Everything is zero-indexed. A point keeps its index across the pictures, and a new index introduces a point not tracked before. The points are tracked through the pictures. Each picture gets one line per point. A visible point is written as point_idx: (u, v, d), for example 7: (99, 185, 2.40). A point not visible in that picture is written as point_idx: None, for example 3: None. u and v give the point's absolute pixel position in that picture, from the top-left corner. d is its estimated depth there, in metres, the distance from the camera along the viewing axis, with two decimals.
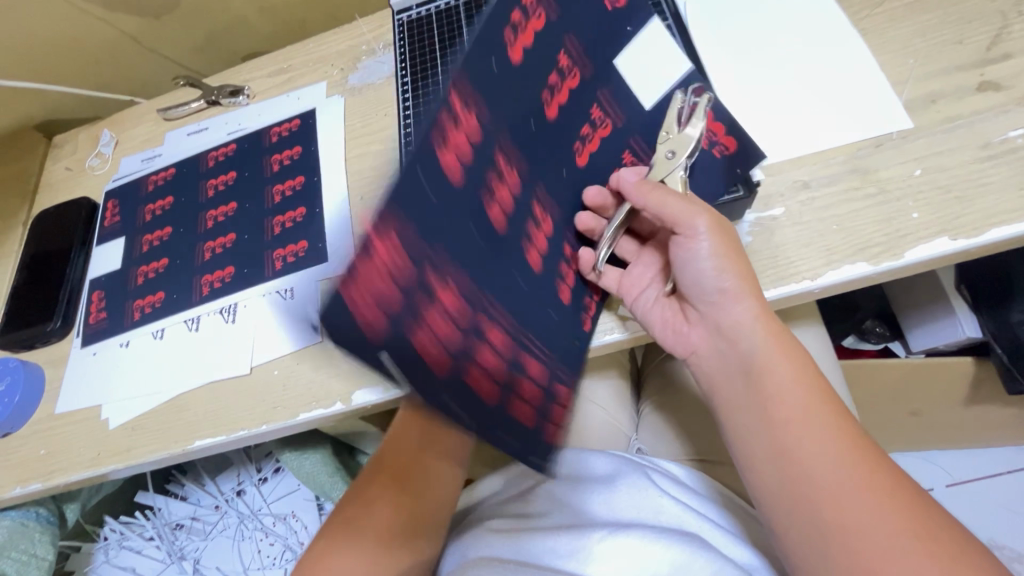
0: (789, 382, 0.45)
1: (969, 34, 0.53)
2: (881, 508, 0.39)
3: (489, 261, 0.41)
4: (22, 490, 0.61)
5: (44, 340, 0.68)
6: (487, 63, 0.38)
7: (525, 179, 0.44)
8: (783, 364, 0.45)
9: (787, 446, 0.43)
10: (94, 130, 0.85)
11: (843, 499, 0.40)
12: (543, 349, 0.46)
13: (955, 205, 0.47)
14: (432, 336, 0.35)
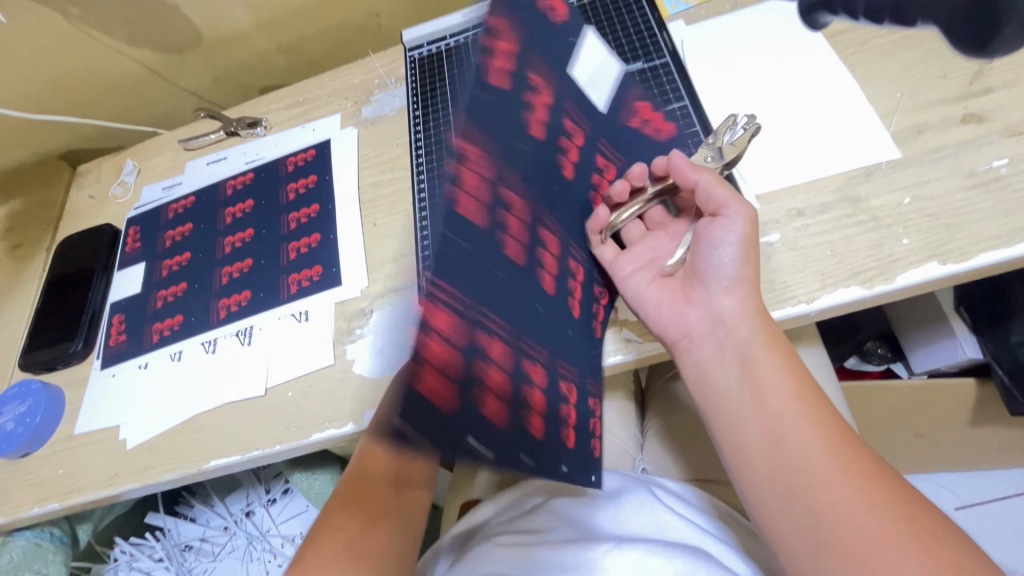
0: (779, 380, 0.45)
1: (953, 69, 0.56)
2: (872, 503, 0.39)
3: (510, 289, 0.46)
4: (40, 509, 0.62)
5: (65, 362, 0.70)
6: (484, 107, 0.46)
7: (532, 206, 0.49)
8: (767, 363, 0.46)
9: (782, 438, 0.43)
10: (117, 159, 0.89)
11: (835, 498, 0.40)
12: (568, 366, 0.49)
13: (943, 232, 0.49)
14: (441, 343, 0.38)
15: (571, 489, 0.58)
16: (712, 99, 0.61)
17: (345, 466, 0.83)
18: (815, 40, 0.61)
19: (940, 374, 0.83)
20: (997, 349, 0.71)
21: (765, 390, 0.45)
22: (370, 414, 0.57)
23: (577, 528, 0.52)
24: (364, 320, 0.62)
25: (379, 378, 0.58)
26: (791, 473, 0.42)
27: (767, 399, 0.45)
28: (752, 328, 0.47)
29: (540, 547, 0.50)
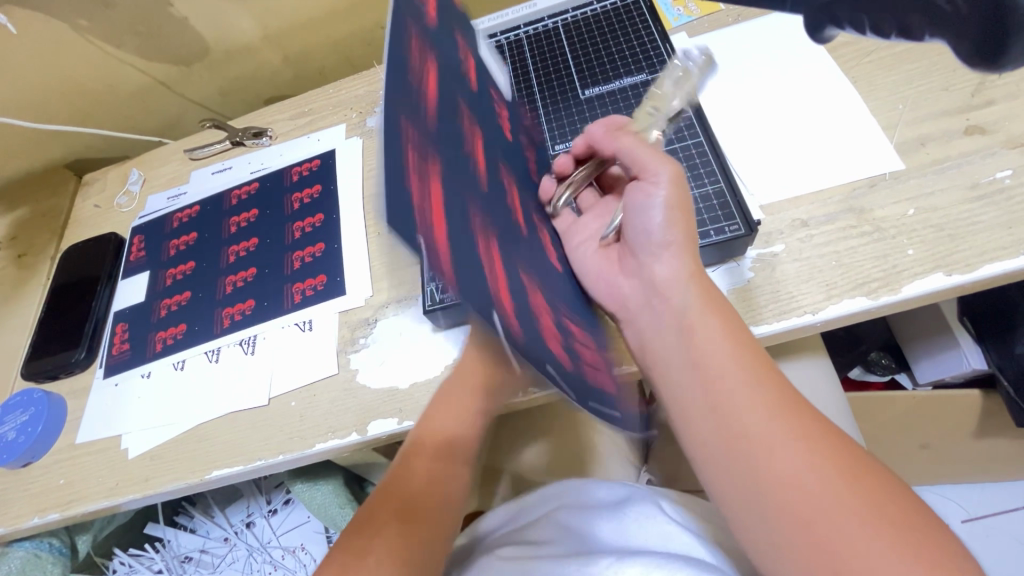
0: (724, 339, 0.41)
1: (954, 82, 0.57)
2: (830, 462, 0.35)
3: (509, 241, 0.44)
4: (40, 520, 0.62)
5: (68, 371, 0.70)
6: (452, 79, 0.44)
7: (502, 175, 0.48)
8: (707, 320, 0.42)
9: (726, 403, 0.39)
10: (123, 169, 0.90)
11: (798, 464, 0.35)
12: (568, 311, 0.47)
13: (947, 243, 0.50)
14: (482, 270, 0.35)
15: (570, 500, 0.57)
16: (715, 111, 0.61)
17: (347, 477, 0.82)
18: (817, 52, 0.62)
19: (945, 386, 0.83)
20: (1002, 360, 0.71)
21: (710, 350, 0.40)
22: (374, 424, 0.56)
23: (577, 541, 0.51)
24: (368, 330, 0.62)
25: (381, 388, 0.58)
26: (749, 440, 0.37)
27: (714, 362, 0.40)
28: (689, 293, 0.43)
29: (540, 560, 0.49)
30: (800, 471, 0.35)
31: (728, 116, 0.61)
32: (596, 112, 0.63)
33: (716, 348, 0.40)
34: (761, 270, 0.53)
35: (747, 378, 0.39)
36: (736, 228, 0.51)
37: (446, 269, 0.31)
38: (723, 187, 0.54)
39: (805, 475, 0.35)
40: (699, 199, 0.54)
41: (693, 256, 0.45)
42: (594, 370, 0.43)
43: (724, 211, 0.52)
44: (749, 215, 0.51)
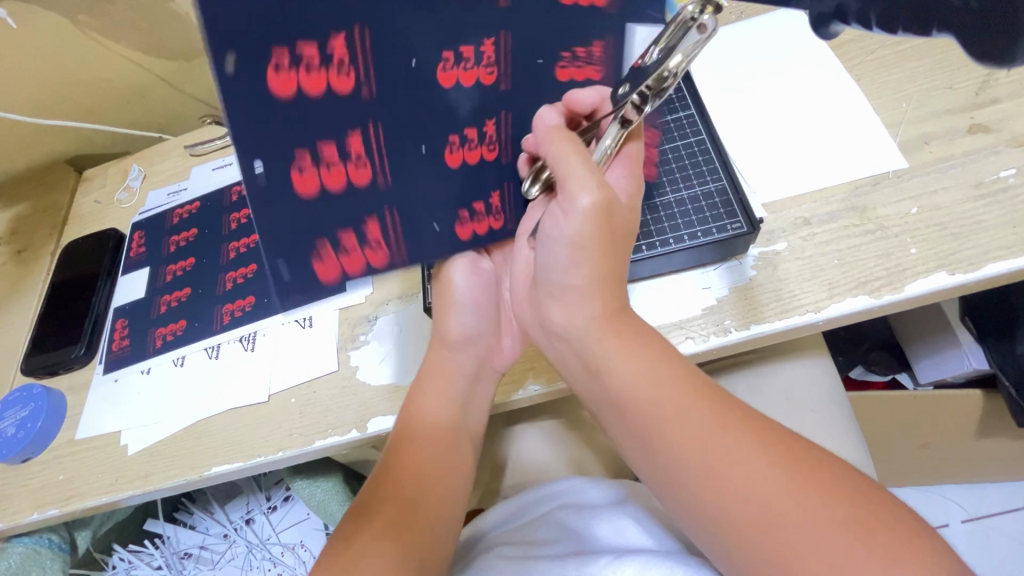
0: (640, 365, 0.43)
1: (958, 80, 0.56)
2: (763, 459, 0.37)
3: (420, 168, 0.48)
4: (39, 515, 0.62)
5: (68, 367, 0.70)
6: (528, 55, 0.45)
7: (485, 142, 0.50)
8: (619, 355, 0.44)
9: (652, 435, 0.41)
10: (123, 165, 0.89)
11: (738, 476, 0.37)
12: (396, 239, 0.52)
13: (950, 241, 0.49)
14: (342, 138, 0.42)
15: (569, 500, 0.57)
16: (717, 108, 0.61)
17: (347, 475, 0.82)
18: (821, 50, 0.62)
19: (946, 386, 0.83)
20: (1003, 360, 0.71)
21: (631, 383, 0.43)
22: (374, 421, 0.57)
23: (575, 541, 0.51)
24: (368, 327, 0.62)
25: (381, 385, 0.58)
26: (679, 473, 0.40)
27: (636, 398, 0.42)
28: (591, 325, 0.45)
29: (540, 560, 0.49)
30: (735, 476, 0.37)
31: (729, 114, 0.60)
32: None
33: (627, 381, 0.43)
34: (763, 268, 0.52)
35: (671, 406, 0.41)
36: (738, 226, 0.51)
37: (257, 138, 0.39)
38: (725, 185, 0.53)
39: (742, 480, 0.37)
40: (700, 196, 0.53)
41: (602, 292, 0.46)
42: (346, 258, 0.51)
43: (726, 209, 0.52)
44: (751, 213, 0.51)
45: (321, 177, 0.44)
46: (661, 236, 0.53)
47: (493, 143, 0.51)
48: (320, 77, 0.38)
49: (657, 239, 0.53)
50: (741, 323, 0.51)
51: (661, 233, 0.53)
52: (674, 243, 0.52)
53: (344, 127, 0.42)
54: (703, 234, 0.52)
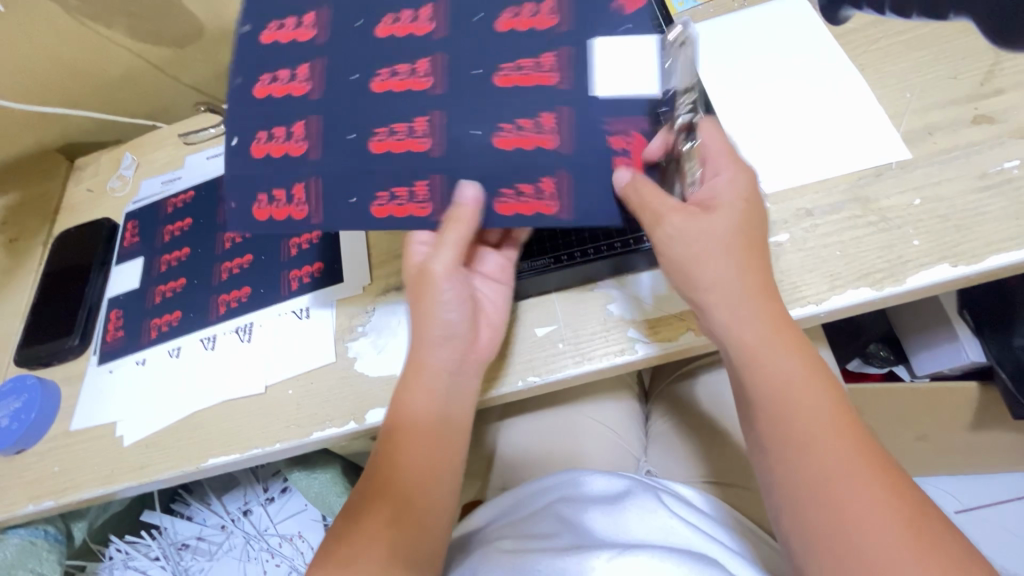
0: (792, 369, 0.41)
1: (963, 70, 0.56)
2: (888, 514, 0.36)
3: (347, 110, 0.50)
4: (35, 507, 0.61)
5: (62, 357, 0.69)
6: (469, 16, 0.49)
7: (410, 113, 0.49)
8: (769, 349, 0.42)
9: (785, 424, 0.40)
10: (116, 153, 0.88)
11: (854, 504, 0.36)
12: (305, 184, 0.50)
13: (953, 233, 0.49)
14: (297, 75, 0.51)
15: (569, 493, 0.57)
16: (719, 98, 0.60)
17: (345, 466, 0.82)
18: (824, 39, 0.61)
19: (943, 378, 0.83)
20: (1001, 353, 0.71)
21: (779, 382, 0.41)
22: (372, 413, 0.56)
23: (576, 534, 0.51)
24: (366, 318, 0.61)
25: (379, 377, 0.58)
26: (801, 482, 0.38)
27: (781, 395, 0.40)
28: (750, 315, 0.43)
29: (539, 553, 0.49)
30: (852, 503, 0.36)
31: (732, 103, 0.59)
32: None
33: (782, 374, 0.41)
34: None
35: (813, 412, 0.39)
36: None
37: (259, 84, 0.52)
38: None
39: (866, 513, 0.36)
40: None
41: (761, 296, 0.43)
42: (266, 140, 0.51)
43: None
44: (754, 205, 0.51)
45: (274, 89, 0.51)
46: None
47: (422, 139, 0.48)
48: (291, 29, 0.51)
49: None
50: None
51: None
52: None
53: (301, 59, 0.51)
54: None
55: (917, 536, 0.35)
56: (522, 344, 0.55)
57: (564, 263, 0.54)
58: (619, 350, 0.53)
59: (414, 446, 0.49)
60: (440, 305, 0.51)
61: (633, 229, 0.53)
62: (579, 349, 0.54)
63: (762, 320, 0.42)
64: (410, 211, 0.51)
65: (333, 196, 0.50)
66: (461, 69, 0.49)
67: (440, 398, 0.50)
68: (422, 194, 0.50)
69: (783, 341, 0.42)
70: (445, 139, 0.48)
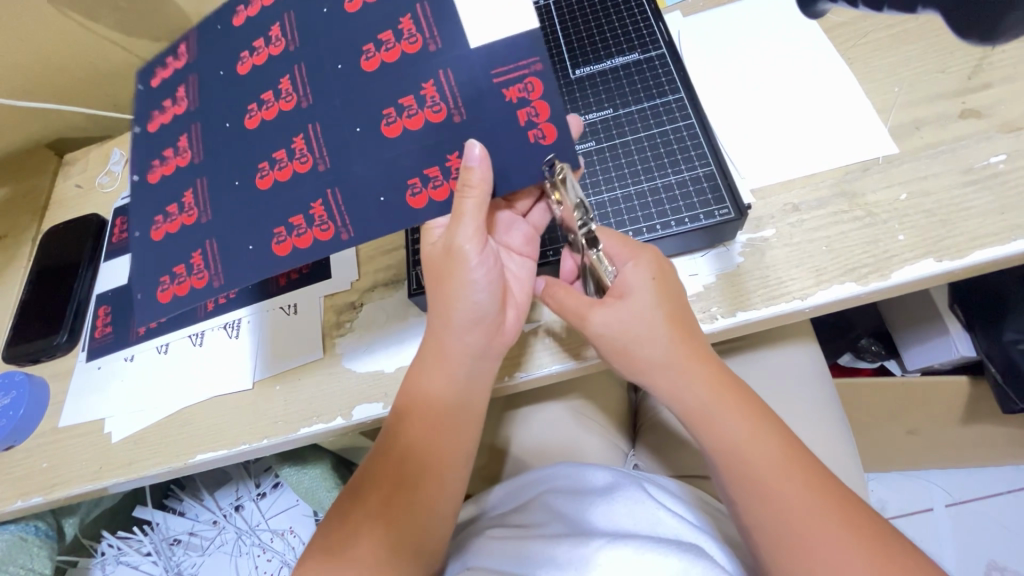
0: (739, 423, 0.43)
1: (951, 64, 0.56)
2: (847, 548, 0.38)
3: (236, 139, 0.50)
4: (23, 503, 0.61)
5: (50, 354, 0.69)
6: (316, 9, 0.48)
7: (293, 117, 0.48)
8: (723, 409, 0.44)
9: (754, 478, 0.42)
10: (105, 148, 0.87)
11: (816, 541, 0.39)
12: (204, 205, 0.51)
13: (939, 228, 0.49)
14: (176, 101, 0.54)
15: (562, 484, 0.57)
16: (707, 92, 0.60)
17: (336, 462, 0.82)
18: (814, 33, 0.61)
19: (933, 372, 0.83)
20: (991, 347, 0.71)
21: (726, 443, 0.43)
22: (359, 409, 0.56)
23: (569, 524, 0.51)
24: (354, 314, 0.61)
25: (367, 373, 0.58)
26: (758, 530, 0.41)
27: (739, 452, 0.43)
28: (697, 374, 0.45)
29: (532, 541, 0.49)
30: (812, 542, 0.39)
31: (720, 98, 0.59)
32: (585, 90, 0.60)
33: (741, 438, 0.43)
34: (751, 255, 0.52)
35: (765, 463, 0.42)
36: (726, 212, 0.50)
37: (154, 120, 0.55)
38: (713, 170, 0.52)
39: (825, 552, 0.38)
40: (688, 182, 0.53)
41: (700, 354, 0.46)
42: (160, 165, 0.53)
43: (714, 194, 0.52)
44: (739, 199, 0.51)
45: (165, 119, 0.54)
46: (648, 222, 0.52)
47: (305, 157, 0.48)
48: (168, 72, 0.54)
49: (644, 226, 0.52)
50: (728, 310, 0.51)
51: (648, 220, 0.52)
52: (662, 229, 0.52)
53: (181, 71, 0.53)
54: (692, 220, 0.51)
55: (875, 561, 0.38)
56: None
57: None
58: None
59: (428, 430, 0.49)
60: (469, 285, 0.49)
61: (619, 224, 0.53)
62: (566, 344, 0.54)
63: (700, 381, 0.45)
64: (308, 217, 0.48)
65: (218, 189, 0.51)
66: (326, 62, 0.48)
67: (457, 381, 0.49)
68: (320, 216, 0.48)
69: (727, 398, 0.45)
70: (309, 88, 0.48)
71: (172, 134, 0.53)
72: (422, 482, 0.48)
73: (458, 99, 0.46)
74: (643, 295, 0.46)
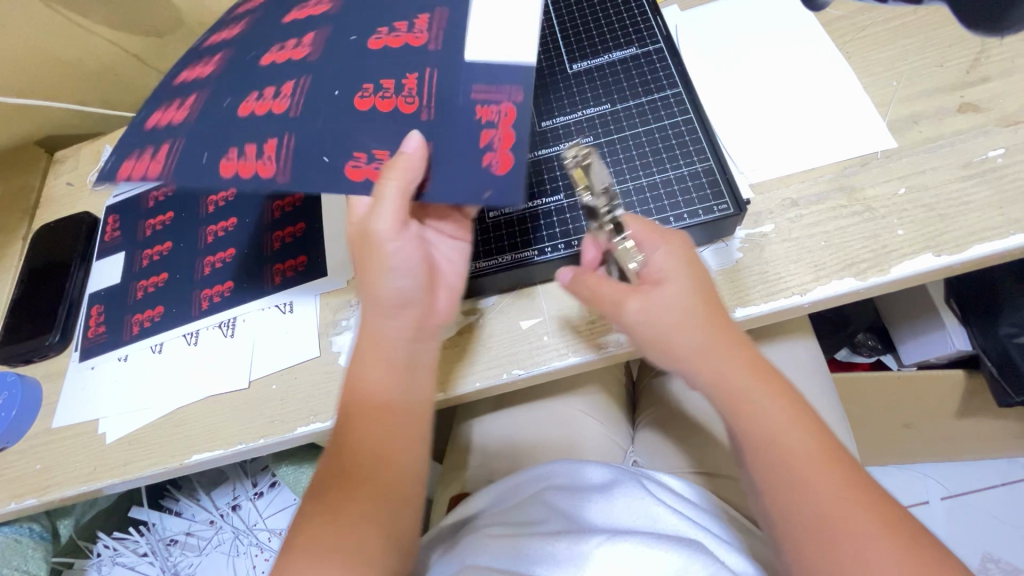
0: (783, 413, 0.41)
1: (949, 58, 0.55)
2: (895, 559, 0.35)
3: (235, 83, 0.50)
4: (17, 505, 0.61)
5: (42, 354, 0.68)
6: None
7: (292, 73, 0.49)
8: (761, 393, 0.41)
9: (793, 466, 0.39)
10: (96, 146, 0.86)
11: (860, 548, 0.36)
12: (175, 134, 0.48)
13: (937, 222, 0.49)
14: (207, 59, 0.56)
15: (559, 480, 0.57)
16: (705, 87, 0.59)
17: None
18: (811, 25, 0.60)
19: (929, 367, 0.83)
20: (987, 341, 0.71)
21: (765, 429, 0.40)
22: None
23: (568, 521, 0.51)
24: (350, 312, 0.61)
25: None
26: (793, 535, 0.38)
27: (775, 440, 0.40)
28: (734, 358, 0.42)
29: (530, 541, 0.49)
30: (859, 552, 0.36)
31: (719, 92, 0.59)
32: (582, 86, 0.59)
33: (782, 427, 0.40)
34: (750, 251, 0.52)
35: (808, 459, 0.39)
36: (725, 207, 0.50)
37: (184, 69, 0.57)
38: (712, 165, 0.52)
39: (867, 560, 0.35)
40: (687, 177, 0.52)
41: (739, 341, 0.43)
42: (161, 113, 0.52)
43: (713, 189, 0.51)
44: (739, 195, 0.50)
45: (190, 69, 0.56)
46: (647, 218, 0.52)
47: (285, 101, 0.47)
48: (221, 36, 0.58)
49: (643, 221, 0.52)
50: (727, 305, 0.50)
51: (647, 215, 0.52)
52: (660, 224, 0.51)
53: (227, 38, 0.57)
54: (691, 215, 0.51)
55: (923, 575, 0.35)
56: (504, 335, 0.55)
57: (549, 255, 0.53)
58: (605, 342, 0.53)
59: (377, 424, 0.47)
60: (395, 266, 0.47)
61: None
62: (564, 340, 0.53)
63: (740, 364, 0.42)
64: (258, 171, 0.44)
65: (196, 127, 0.48)
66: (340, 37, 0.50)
67: (400, 372, 0.48)
68: (269, 153, 0.45)
69: (769, 384, 0.42)
70: (306, 98, 0.47)
71: (187, 77, 0.55)
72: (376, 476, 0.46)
73: (432, 91, 0.46)
74: (679, 278, 0.44)
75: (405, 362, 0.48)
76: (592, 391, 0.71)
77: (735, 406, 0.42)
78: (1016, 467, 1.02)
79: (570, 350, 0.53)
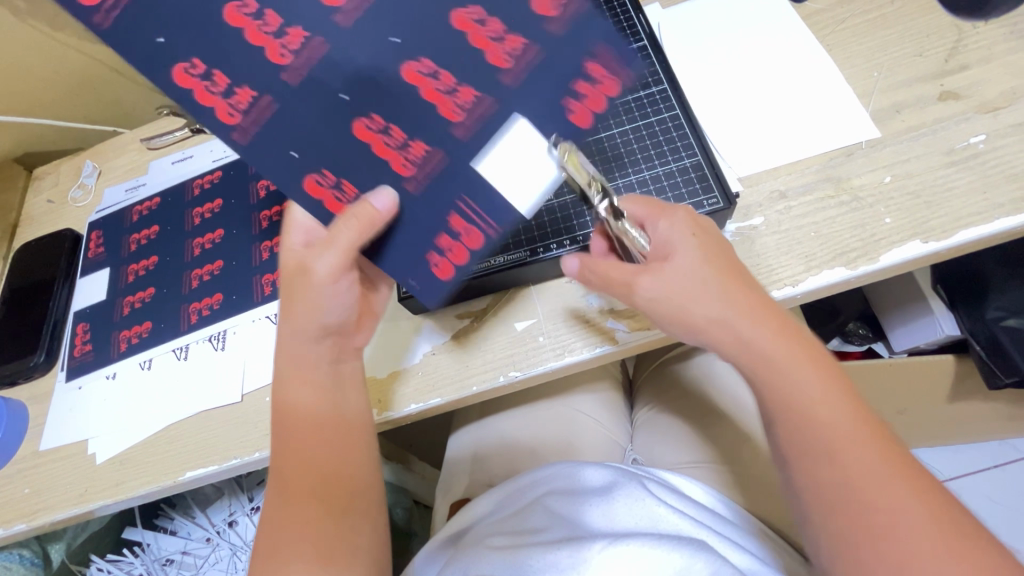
0: (807, 374, 0.43)
1: (928, 47, 0.56)
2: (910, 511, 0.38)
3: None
4: (6, 531, 0.59)
5: (27, 376, 0.67)
6: None
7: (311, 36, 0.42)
8: (797, 365, 0.43)
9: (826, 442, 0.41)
10: (76, 161, 0.85)
11: (880, 503, 0.39)
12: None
13: (923, 210, 0.49)
14: None
15: (558, 485, 0.56)
16: (688, 83, 0.60)
17: None
18: (789, 17, 0.61)
19: (920, 352, 0.84)
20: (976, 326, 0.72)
21: (799, 400, 0.42)
22: None
23: (568, 526, 0.50)
24: None
25: None
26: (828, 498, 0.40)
27: (812, 412, 0.42)
28: (764, 329, 0.43)
29: (532, 547, 0.48)
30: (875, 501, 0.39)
31: (702, 88, 0.59)
32: None
33: (817, 402, 0.42)
34: (741, 244, 0.52)
35: (832, 419, 0.41)
36: (715, 202, 0.50)
37: None
38: (700, 160, 0.52)
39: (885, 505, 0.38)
40: (676, 172, 0.53)
41: (762, 312, 0.44)
42: None
43: (703, 184, 0.51)
44: (728, 189, 0.51)
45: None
46: None
47: (286, 55, 0.42)
48: None
49: None
50: None
51: None
52: None
53: None
54: None
55: (938, 520, 0.38)
56: (498, 339, 0.54)
57: (541, 255, 0.53)
58: (599, 342, 0.52)
59: (313, 446, 0.48)
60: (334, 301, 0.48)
61: None
62: (560, 341, 0.53)
63: (772, 336, 0.43)
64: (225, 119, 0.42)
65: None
66: (378, 34, 0.42)
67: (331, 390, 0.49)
68: (240, 100, 0.42)
69: (799, 351, 0.43)
70: (307, 69, 0.42)
71: None
72: (314, 498, 0.46)
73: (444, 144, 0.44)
74: (687, 252, 0.45)
75: (331, 382, 0.49)
76: (587, 391, 0.71)
77: (761, 368, 0.44)
78: (1008, 449, 1.03)
79: (564, 352, 0.52)
